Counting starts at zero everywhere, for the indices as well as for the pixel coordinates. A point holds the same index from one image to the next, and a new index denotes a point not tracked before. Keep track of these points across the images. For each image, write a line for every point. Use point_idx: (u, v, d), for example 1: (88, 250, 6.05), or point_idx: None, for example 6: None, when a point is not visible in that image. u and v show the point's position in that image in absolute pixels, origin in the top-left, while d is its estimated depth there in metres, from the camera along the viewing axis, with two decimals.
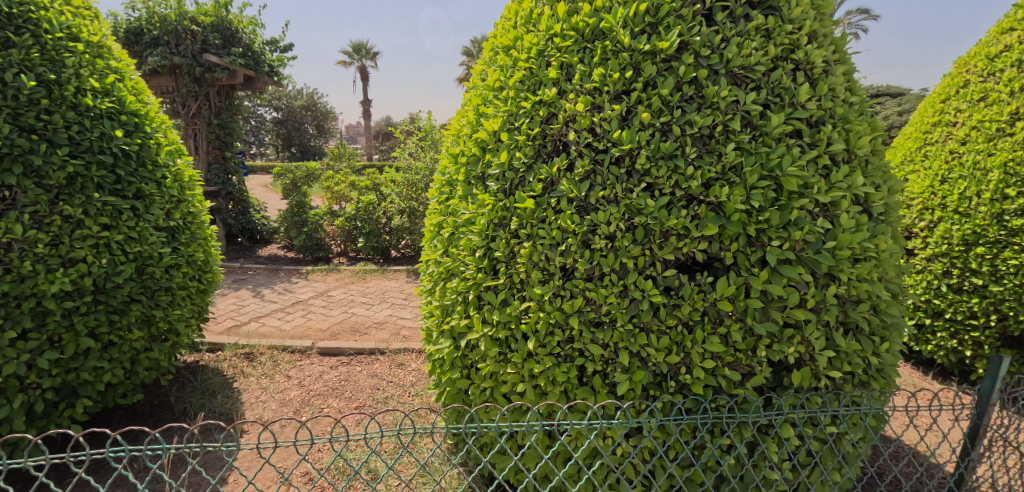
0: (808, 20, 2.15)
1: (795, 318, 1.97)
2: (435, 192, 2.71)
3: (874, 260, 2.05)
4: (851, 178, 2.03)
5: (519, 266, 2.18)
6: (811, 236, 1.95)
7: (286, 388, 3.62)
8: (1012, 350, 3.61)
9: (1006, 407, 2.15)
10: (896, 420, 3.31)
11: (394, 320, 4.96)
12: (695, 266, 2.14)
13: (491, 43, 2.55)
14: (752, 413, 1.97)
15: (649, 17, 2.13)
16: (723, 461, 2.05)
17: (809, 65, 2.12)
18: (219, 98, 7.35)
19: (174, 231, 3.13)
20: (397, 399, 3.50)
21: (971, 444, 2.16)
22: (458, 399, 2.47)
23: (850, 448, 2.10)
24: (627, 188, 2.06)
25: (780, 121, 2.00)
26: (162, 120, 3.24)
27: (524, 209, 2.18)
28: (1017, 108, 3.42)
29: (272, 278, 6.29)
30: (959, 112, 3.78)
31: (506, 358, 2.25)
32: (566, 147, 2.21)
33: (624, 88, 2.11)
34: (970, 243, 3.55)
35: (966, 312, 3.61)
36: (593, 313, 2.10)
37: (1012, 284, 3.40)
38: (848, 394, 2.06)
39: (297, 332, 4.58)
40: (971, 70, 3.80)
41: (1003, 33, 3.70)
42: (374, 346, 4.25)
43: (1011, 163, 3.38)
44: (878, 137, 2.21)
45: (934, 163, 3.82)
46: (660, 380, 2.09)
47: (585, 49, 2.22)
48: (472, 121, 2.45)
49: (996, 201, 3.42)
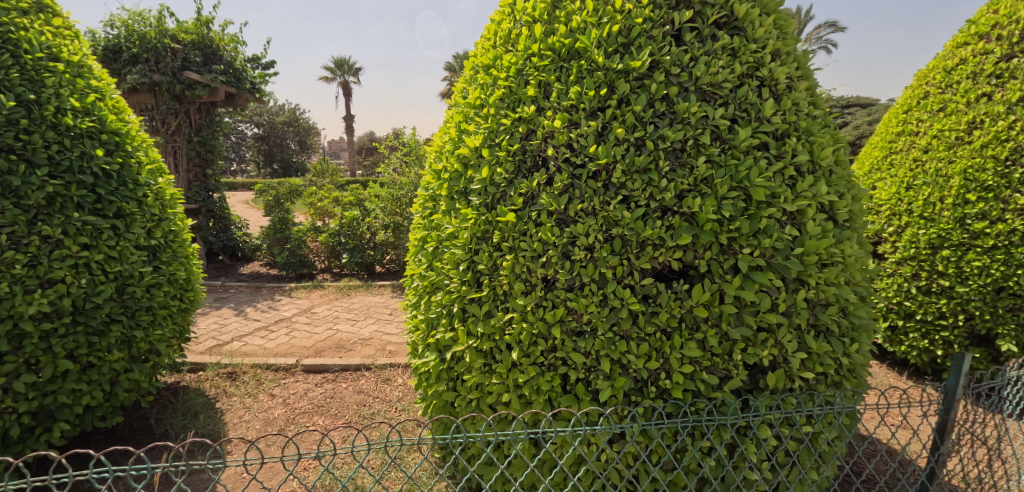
0: (772, 39, 2.26)
1: (768, 321, 2.05)
2: (418, 207, 2.75)
3: (841, 264, 2.14)
4: (816, 187, 2.14)
5: (502, 278, 2.24)
6: (779, 243, 2.05)
7: (270, 407, 3.60)
8: (981, 348, 3.72)
9: (971, 402, 2.25)
10: (871, 419, 3.42)
11: (380, 336, 4.96)
12: (672, 275, 2.21)
13: (472, 62, 2.62)
14: (730, 416, 2.04)
15: (622, 38, 2.24)
16: (705, 463, 2.11)
17: (774, 82, 2.23)
18: (199, 115, 7.34)
19: (155, 250, 3.10)
20: (384, 415, 3.51)
21: (940, 439, 2.23)
22: (444, 410, 2.50)
23: (825, 447, 2.18)
24: (604, 200, 2.14)
25: (748, 134, 2.10)
26: (144, 139, 3.23)
27: (506, 223, 2.24)
28: (973, 117, 3.62)
29: (255, 296, 6.23)
30: (920, 122, 3.96)
31: (491, 369, 2.29)
32: (544, 163, 2.28)
33: (599, 105, 2.20)
34: (936, 247, 3.69)
35: (936, 313, 3.72)
36: (574, 322, 2.16)
37: (977, 284, 3.55)
38: (821, 394, 2.14)
39: (281, 349, 4.56)
40: (931, 82, 4.00)
41: (958, 47, 3.92)
42: (359, 362, 4.25)
43: (970, 169, 3.56)
44: (841, 149, 2.32)
45: (899, 171, 3.98)
46: (641, 385, 2.16)
47: (561, 68, 2.31)
48: (454, 138, 2.52)
49: (958, 205, 3.60)
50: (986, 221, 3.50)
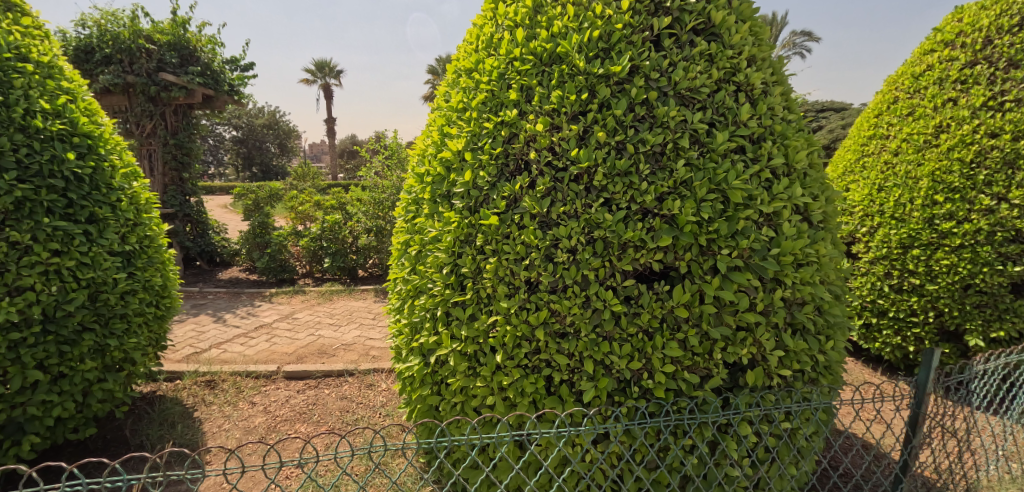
0: (748, 45, 2.31)
1: (746, 320, 2.10)
2: (400, 211, 2.74)
3: (816, 264, 2.20)
4: (791, 189, 2.20)
5: (486, 281, 2.24)
6: (756, 244, 2.10)
7: (250, 415, 3.54)
8: (950, 344, 3.82)
9: (942, 396, 2.32)
10: (846, 414, 3.50)
11: (363, 341, 4.92)
12: (653, 276, 2.25)
13: (454, 65, 2.63)
14: (711, 414, 2.07)
15: (602, 43, 2.27)
16: (687, 461, 2.14)
17: (750, 87, 2.28)
18: (176, 117, 7.20)
19: (130, 255, 3.03)
20: (368, 420, 3.48)
21: (912, 432, 2.30)
22: (428, 414, 2.50)
23: (803, 442, 2.23)
24: (586, 203, 2.16)
25: (725, 138, 2.15)
26: (117, 142, 3.16)
27: (488, 226, 2.25)
28: (940, 121, 3.76)
29: (234, 303, 6.12)
30: (891, 126, 4.09)
31: (475, 372, 2.30)
32: (527, 166, 2.30)
33: (580, 109, 2.23)
34: (907, 246, 3.80)
35: (907, 310, 3.82)
36: (558, 324, 2.18)
37: (945, 282, 3.65)
38: (799, 391, 2.18)
39: (261, 356, 4.49)
40: (900, 88, 4.13)
41: (925, 53, 4.06)
42: (342, 368, 4.20)
43: (938, 171, 3.69)
44: (815, 152, 2.38)
45: (871, 173, 4.10)
46: (624, 385, 2.18)
47: (543, 72, 2.33)
48: (437, 141, 2.52)
49: (927, 206, 3.71)
50: (953, 221, 3.62)
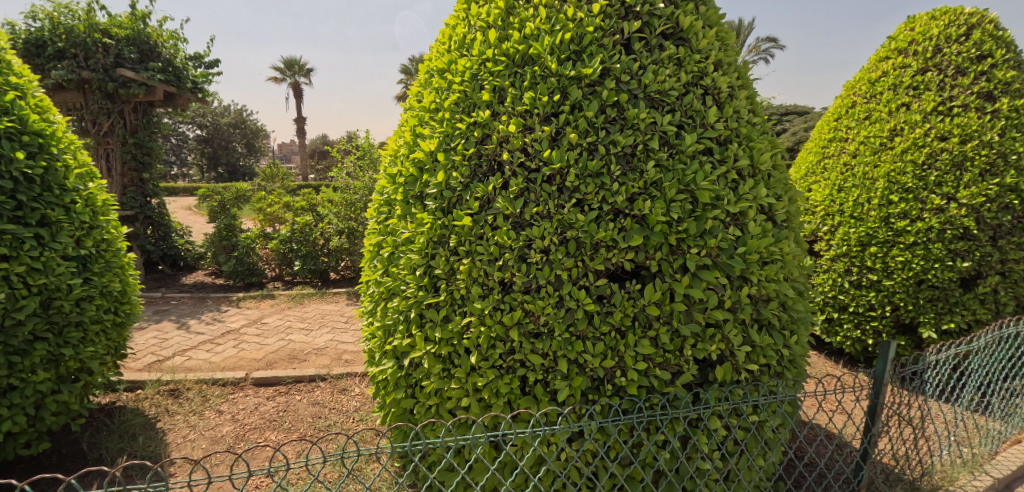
0: (714, 50, 2.38)
1: (715, 317, 2.15)
2: (373, 212, 2.71)
3: (780, 261, 2.27)
4: (756, 190, 2.27)
5: (459, 282, 2.24)
6: (723, 243, 2.16)
7: (217, 424, 3.44)
8: (906, 336, 3.98)
9: (898, 385, 2.42)
10: (811, 406, 3.63)
11: (335, 345, 4.83)
12: (625, 275, 2.28)
13: (426, 65, 2.63)
14: (682, 409, 2.12)
15: (574, 46, 2.30)
16: (660, 456, 2.18)
17: (717, 90, 2.35)
18: (135, 115, 6.96)
19: (85, 260, 2.91)
20: (340, 425, 3.43)
21: (871, 422, 2.39)
22: (403, 418, 2.47)
23: (771, 434, 2.30)
24: (559, 204, 2.18)
25: (693, 140, 2.20)
26: (71, 141, 3.03)
27: (462, 227, 2.25)
28: (894, 125, 3.94)
29: (198, 308, 5.94)
30: (849, 129, 4.25)
31: (450, 374, 2.29)
32: (499, 167, 2.31)
33: (553, 111, 2.25)
34: (865, 244, 3.96)
35: (866, 305, 3.97)
36: (532, 324, 2.19)
37: (901, 278, 3.81)
38: (766, 385, 2.25)
39: (228, 363, 4.37)
40: (857, 93, 4.31)
41: (881, 60, 4.24)
42: (314, 373, 4.12)
43: (893, 173, 3.86)
44: (778, 154, 2.46)
45: (831, 174, 4.25)
46: (598, 384, 2.21)
47: (515, 73, 2.34)
48: (409, 142, 2.50)
49: (884, 205, 3.88)
50: (907, 219, 3.79)
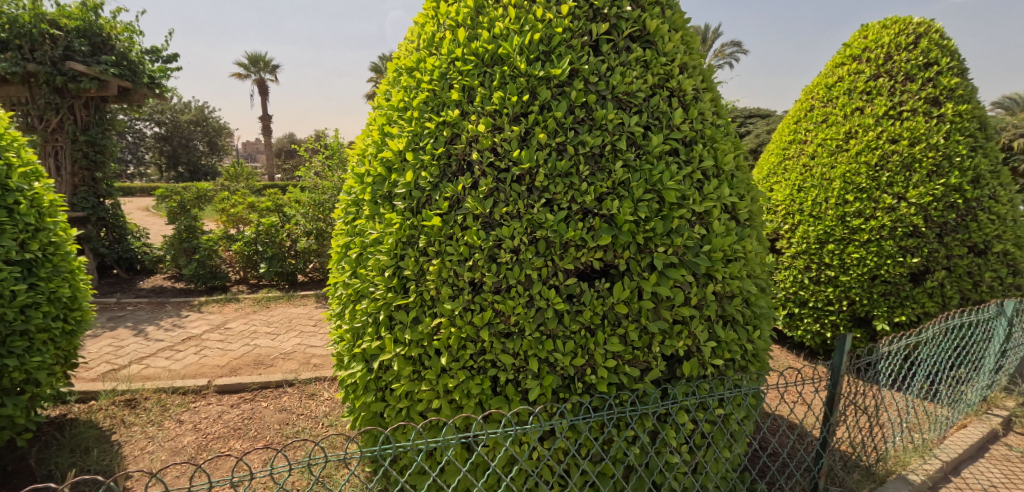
0: (679, 53, 2.43)
1: (681, 314, 2.20)
2: (340, 212, 2.67)
3: (743, 259, 2.33)
4: (720, 190, 2.32)
5: (429, 283, 2.22)
6: (689, 241, 2.20)
7: (178, 434, 3.31)
8: (861, 329, 4.14)
9: (854, 376, 2.52)
10: (773, 399, 3.74)
11: (303, 349, 4.72)
12: (594, 274, 2.30)
13: (395, 64, 2.60)
14: (651, 404, 2.15)
15: (543, 46, 2.32)
16: (630, 451, 2.22)
17: (682, 93, 2.40)
18: (86, 111, 6.65)
19: (30, 265, 2.76)
20: (309, 431, 3.35)
21: (829, 411, 2.48)
22: (373, 422, 2.44)
23: (736, 426, 2.36)
24: (529, 203, 2.19)
25: (659, 141, 2.24)
26: (14, 139, 2.90)
27: (431, 227, 2.23)
28: (849, 128, 4.11)
29: (156, 314, 5.71)
30: (808, 132, 4.41)
31: (420, 376, 2.27)
32: (469, 167, 2.30)
33: (522, 110, 2.26)
34: (823, 242, 4.11)
35: (825, 299, 4.11)
36: (502, 324, 2.19)
37: (856, 274, 3.97)
38: (731, 378, 2.31)
39: (189, 370, 4.21)
40: (815, 97, 4.47)
41: (837, 66, 4.42)
42: (281, 379, 4.02)
43: (849, 174, 4.03)
44: (741, 155, 2.53)
45: (791, 175, 4.40)
46: (568, 382, 2.23)
47: (485, 73, 2.34)
48: (377, 141, 2.47)
49: (840, 205, 4.04)
50: (862, 218, 3.96)
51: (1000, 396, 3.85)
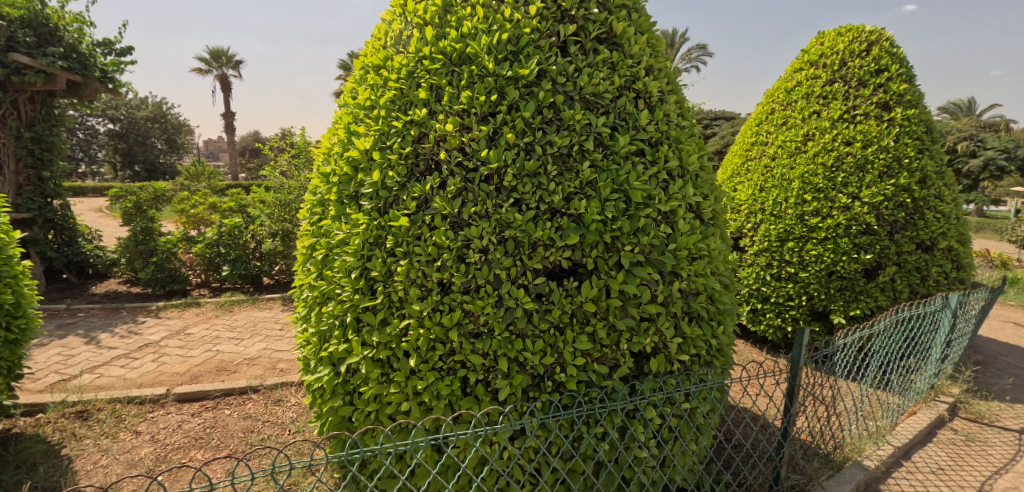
0: (645, 56, 2.47)
1: (648, 312, 2.24)
2: (305, 213, 2.61)
3: (707, 257, 2.39)
4: (684, 190, 2.37)
5: (397, 284, 2.19)
6: (655, 240, 2.24)
7: (134, 446, 3.18)
8: (819, 323, 4.30)
9: (813, 368, 2.61)
10: (737, 392, 3.85)
11: (268, 354, 4.60)
12: (563, 273, 2.32)
13: (362, 61, 2.56)
14: (620, 401, 2.18)
15: (511, 46, 2.32)
16: (600, 448, 2.24)
17: (648, 94, 2.44)
18: (32, 106, 6.32)
19: None
20: (275, 439, 3.27)
21: (790, 402, 2.56)
22: (341, 426, 2.39)
23: (702, 420, 2.41)
24: (497, 203, 2.19)
25: (626, 141, 2.28)
26: None
27: (398, 227, 2.20)
28: (807, 131, 4.27)
29: (110, 320, 5.47)
30: (769, 134, 4.55)
31: (389, 379, 2.24)
32: (437, 166, 2.28)
33: (490, 110, 2.26)
34: (783, 239, 4.24)
35: (786, 295, 4.25)
36: (472, 324, 2.18)
37: (814, 270, 4.11)
38: (696, 373, 2.36)
39: (146, 379, 4.05)
40: (776, 101, 4.62)
41: (796, 71, 4.57)
42: (245, 385, 3.91)
43: (807, 174, 4.18)
44: (705, 156, 2.59)
45: (753, 175, 4.53)
46: (538, 381, 2.23)
47: (453, 72, 2.33)
48: (343, 140, 2.42)
49: (799, 204, 4.18)
50: (819, 217, 4.11)
51: (947, 384, 4.06)
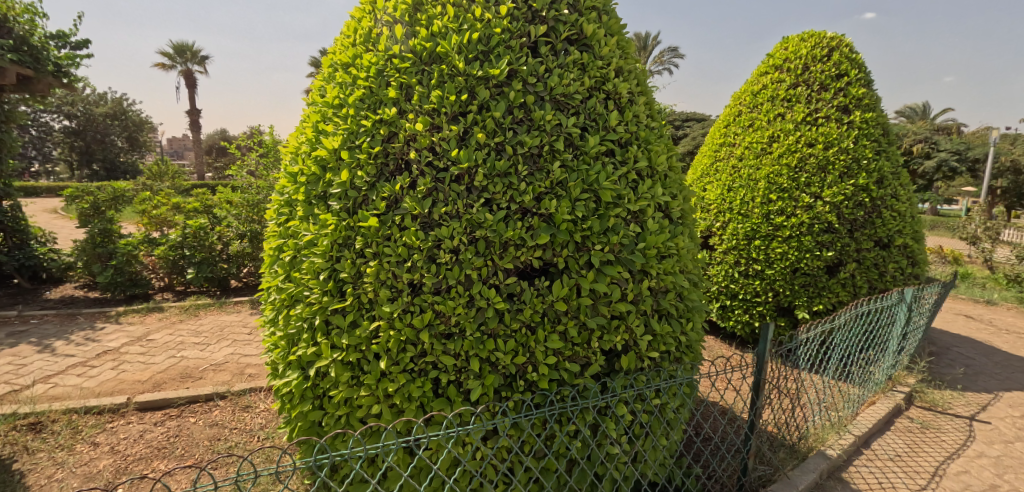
0: (615, 58, 2.49)
1: (619, 310, 2.26)
2: (272, 213, 2.55)
3: (676, 256, 2.43)
4: (653, 190, 2.40)
5: (366, 285, 2.16)
6: (625, 239, 2.27)
7: (92, 458, 3.05)
8: (785, 318, 4.42)
9: (777, 363, 2.68)
10: (707, 387, 3.93)
11: (236, 359, 4.48)
12: (534, 272, 2.33)
13: (330, 59, 2.52)
14: (591, 398, 2.20)
15: (482, 46, 2.32)
16: (572, 446, 2.26)
17: (618, 95, 2.47)
18: None
19: None
20: (242, 446, 3.18)
21: (756, 396, 2.62)
22: (311, 432, 2.34)
23: (672, 415, 2.45)
24: (468, 203, 2.18)
25: (596, 142, 2.30)
26: None
27: (368, 228, 2.17)
28: (773, 132, 4.39)
29: (66, 326, 5.23)
30: (736, 135, 4.66)
31: (359, 382, 2.20)
32: (407, 166, 2.26)
33: (460, 110, 2.25)
34: (750, 238, 4.35)
35: (753, 292, 4.36)
36: (443, 325, 2.16)
37: (780, 267, 4.23)
38: (666, 369, 2.40)
39: (106, 388, 3.89)
40: (742, 103, 4.73)
41: (762, 74, 4.69)
42: (211, 392, 3.80)
43: (772, 174, 4.29)
44: (674, 156, 2.64)
45: (721, 175, 4.63)
46: (510, 380, 2.23)
47: (423, 71, 2.32)
48: (311, 139, 2.38)
49: (765, 203, 4.30)
50: (784, 216, 4.23)
51: (904, 375, 4.23)
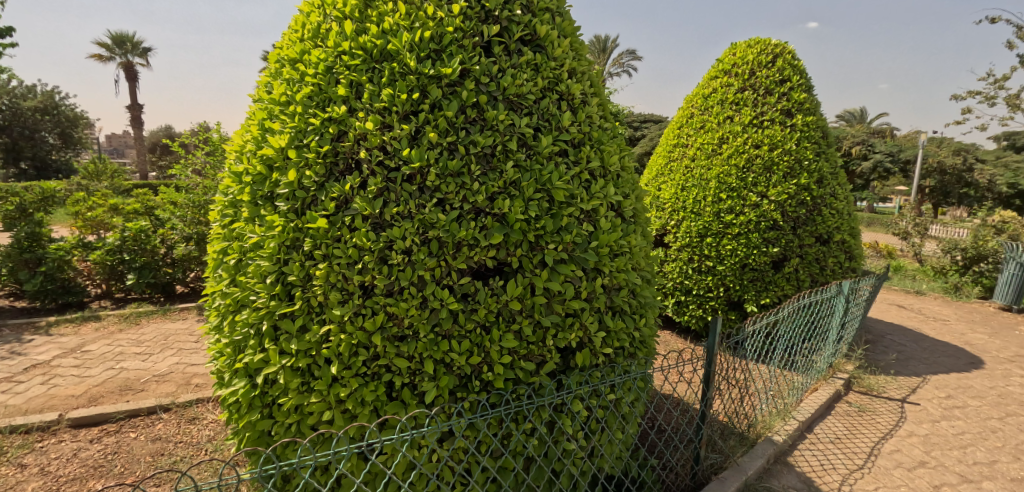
0: (568, 59, 2.52)
1: (572, 308, 2.29)
2: (216, 215, 2.44)
3: (628, 253, 2.48)
4: (606, 189, 2.44)
5: (316, 288, 2.10)
6: (578, 238, 2.30)
7: (19, 480, 2.84)
8: (735, 312, 4.59)
9: (726, 355, 2.77)
10: (662, 380, 4.03)
11: (181, 369, 4.27)
12: (489, 272, 2.32)
13: (277, 54, 2.44)
14: (546, 396, 2.21)
15: (434, 44, 2.29)
16: (529, 444, 2.26)
17: (571, 96, 2.49)
18: None
19: None
20: (188, 460, 3.04)
21: (706, 388, 2.71)
22: (259, 442, 2.26)
23: (627, 409, 2.50)
24: (420, 203, 2.15)
25: (549, 142, 2.32)
26: None
27: (317, 229, 2.11)
28: (722, 134, 4.54)
29: None
30: (688, 137, 4.80)
31: (310, 388, 2.14)
32: (357, 166, 2.21)
33: (412, 109, 2.22)
34: (702, 235, 4.49)
35: (705, 287, 4.51)
36: (395, 328, 2.13)
37: (729, 263, 4.39)
38: (620, 365, 2.44)
39: (35, 404, 3.63)
40: (694, 105, 4.88)
41: (712, 78, 4.85)
42: (153, 404, 3.60)
43: (722, 174, 4.45)
44: (626, 157, 2.69)
45: (674, 175, 4.76)
46: (466, 381, 2.22)
47: (373, 69, 2.27)
48: (257, 137, 2.30)
49: (715, 202, 4.45)
50: (732, 214, 4.39)
51: (844, 364, 4.47)
